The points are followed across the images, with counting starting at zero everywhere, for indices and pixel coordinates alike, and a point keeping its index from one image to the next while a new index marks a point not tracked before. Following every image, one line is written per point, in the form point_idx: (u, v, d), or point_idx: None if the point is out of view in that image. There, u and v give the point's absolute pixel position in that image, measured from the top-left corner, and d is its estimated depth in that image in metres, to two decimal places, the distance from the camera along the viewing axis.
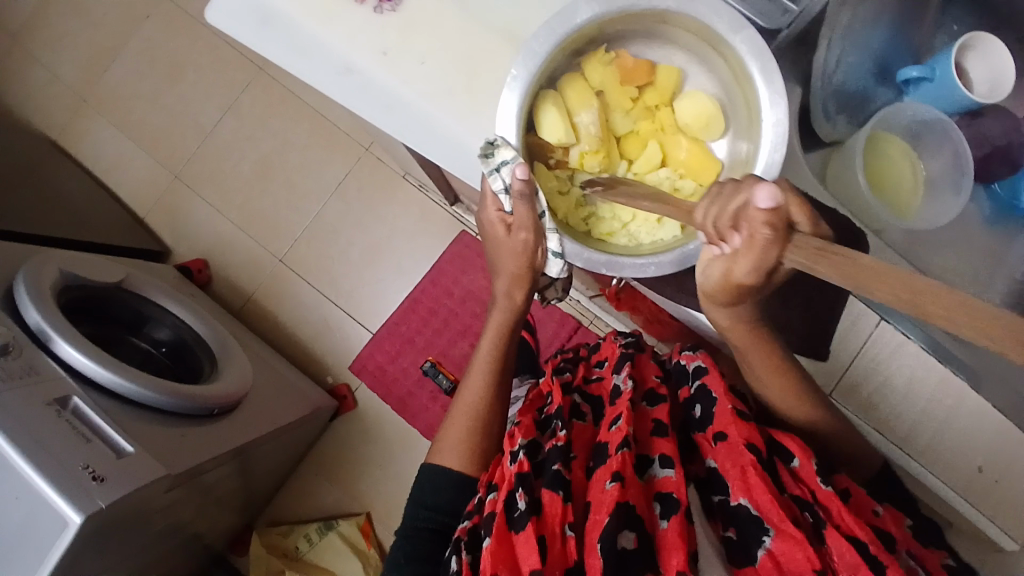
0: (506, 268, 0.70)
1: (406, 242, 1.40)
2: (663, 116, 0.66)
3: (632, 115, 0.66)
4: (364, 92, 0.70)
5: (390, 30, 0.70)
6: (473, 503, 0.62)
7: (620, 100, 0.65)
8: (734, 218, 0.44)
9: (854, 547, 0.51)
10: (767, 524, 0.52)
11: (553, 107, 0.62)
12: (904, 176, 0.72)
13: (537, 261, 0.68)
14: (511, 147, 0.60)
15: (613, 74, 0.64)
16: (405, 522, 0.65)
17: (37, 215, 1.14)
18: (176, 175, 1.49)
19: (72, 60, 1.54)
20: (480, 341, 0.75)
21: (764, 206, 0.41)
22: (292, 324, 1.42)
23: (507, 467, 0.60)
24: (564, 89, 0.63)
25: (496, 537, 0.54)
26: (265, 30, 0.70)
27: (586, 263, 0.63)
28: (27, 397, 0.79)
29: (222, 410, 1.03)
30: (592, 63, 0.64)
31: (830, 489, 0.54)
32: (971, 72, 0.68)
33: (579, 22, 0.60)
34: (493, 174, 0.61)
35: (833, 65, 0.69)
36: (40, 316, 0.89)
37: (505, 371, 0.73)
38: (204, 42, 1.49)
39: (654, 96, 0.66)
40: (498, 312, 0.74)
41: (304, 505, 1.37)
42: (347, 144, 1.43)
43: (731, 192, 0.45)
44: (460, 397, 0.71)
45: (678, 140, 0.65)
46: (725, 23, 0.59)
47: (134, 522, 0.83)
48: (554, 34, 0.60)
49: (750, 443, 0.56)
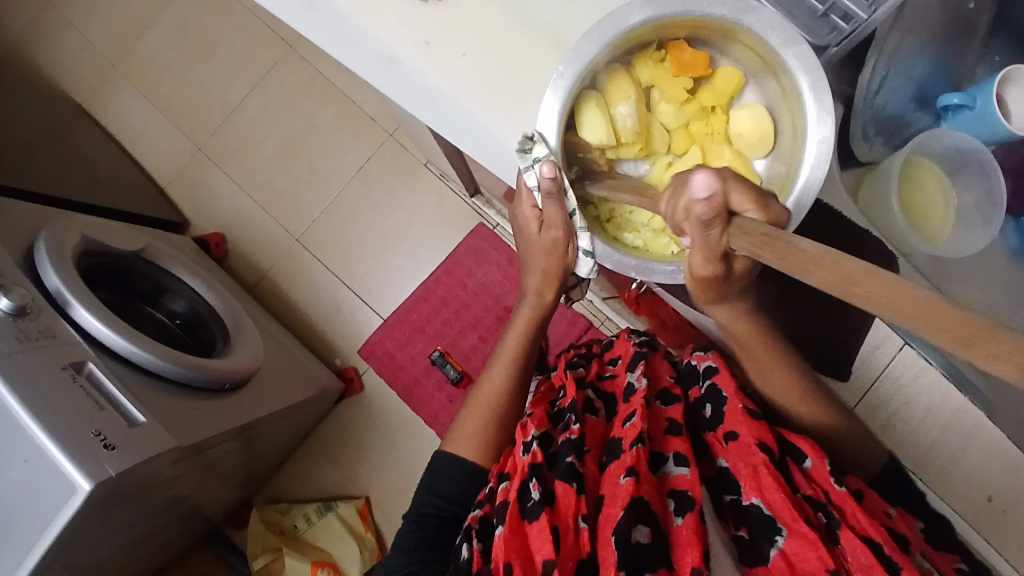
0: (536, 265, 0.70)
1: (423, 230, 1.40)
2: (717, 121, 0.66)
3: (686, 111, 0.65)
4: (401, 83, 0.70)
5: (433, 20, 0.69)
6: (483, 493, 0.62)
7: (674, 91, 0.64)
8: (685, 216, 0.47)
9: (866, 546, 0.50)
10: (779, 524, 0.52)
11: (594, 108, 0.61)
12: (934, 202, 0.72)
13: (568, 260, 0.68)
14: (547, 145, 0.60)
15: (665, 69, 0.64)
16: (417, 509, 0.65)
17: (60, 178, 1.14)
18: (199, 148, 1.49)
19: (103, 25, 1.54)
20: (504, 336, 0.75)
21: (703, 197, 0.44)
22: (304, 304, 1.42)
23: (521, 458, 0.60)
24: (606, 88, 0.63)
25: (510, 525, 0.54)
26: (310, 14, 0.71)
27: (616, 265, 0.63)
28: (43, 361, 0.79)
29: (232, 385, 1.04)
30: (644, 58, 0.64)
31: (843, 490, 0.54)
32: (1011, 104, 0.67)
33: (631, 23, 0.60)
34: (530, 169, 0.62)
35: (876, 86, 0.68)
36: (60, 280, 0.90)
37: (526, 367, 0.73)
38: (234, 16, 1.49)
39: (710, 97, 0.65)
40: (525, 310, 0.74)
41: (304, 484, 1.38)
42: (371, 129, 1.43)
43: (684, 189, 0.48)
44: (480, 390, 0.71)
45: (722, 151, 0.65)
46: (779, 37, 0.58)
47: (141, 491, 0.84)
48: (604, 36, 0.60)
49: (762, 442, 0.56)
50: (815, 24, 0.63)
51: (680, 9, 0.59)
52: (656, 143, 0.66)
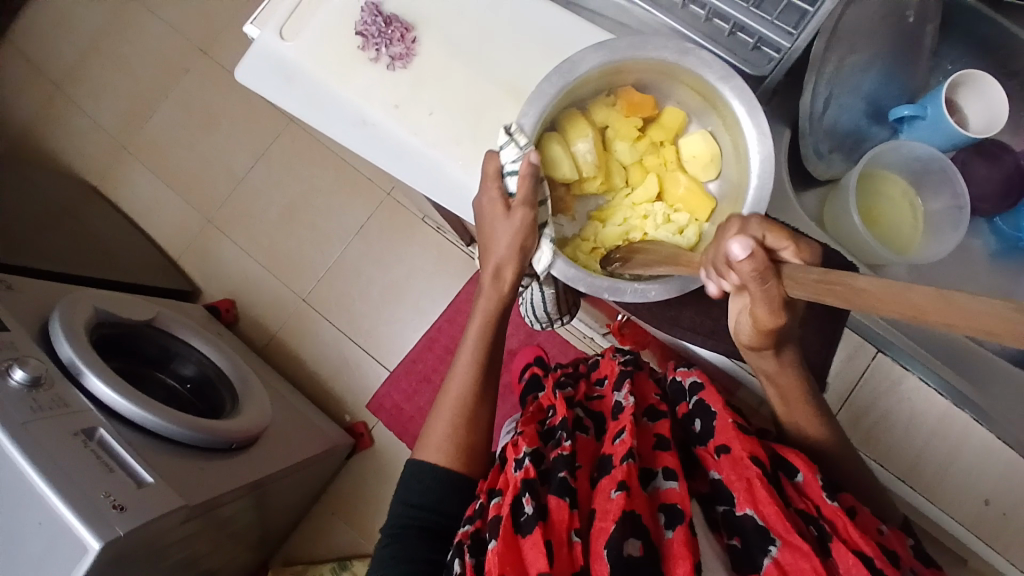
0: (496, 250, 0.62)
1: (424, 281, 1.44)
2: (668, 152, 0.71)
3: (639, 147, 0.71)
4: (375, 141, 0.76)
5: (402, 83, 0.76)
6: (474, 508, 0.60)
7: (626, 130, 0.69)
8: (733, 274, 0.46)
9: (861, 560, 0.50)
10: (773, 535, 0.52)
11: (556, 146, 0.66)
12: (903, 212, 0.75)
13: (530, 243, 0.62)
14: (525, 134, 0.63)
15: (618, 110, 0.69)
16: (393, 523, 0.61)
17: (77, 257, 1.21)
18: (208, 220, 1.56)
19: (115, 114, 1.65)
20: (466, 331, 0.67)
21: (742, 257, 0.43)
22: (313, 362, 1.45)
23: (512, 474, 0.60)
24: (565, 129, 0.68)
25: (503, 539, 0.53)
26: (289, 86, 0.78)
27: (590, 288, 0.64)
28: (55, 428, 0.83)
29: (241, 444, 1.06)
30: (597, 104, 0.69)
31: (835, 505, 0.53)
32: (965, 109, 0.71)
33: (581, 71, 0.65)
34: (507, 144, 0.63)
35: (822, 106, 0.70)
36: (73, 350, 0.94)
37: (490, 371, 0.67)
38: (236, 95, 1.58)
39: (660, 133, 0.70)
40: (487, 300, 0.65)
41: (320, 543, 1.38)
42: (369, 189, 1.49)
43: (721, 247, 0.47)
44: (446, 390, 0.66)
45: (678, 176, 0.70)
46: (716, 73, 0.63)
47: (150, 553, 0.85)
48: (563, 78, 0.64)
49: (754, 456, 0.57)
50: (751, 56, 0.69)
51: (628, 52, 0.64)
52: (615, 178, 0.71)
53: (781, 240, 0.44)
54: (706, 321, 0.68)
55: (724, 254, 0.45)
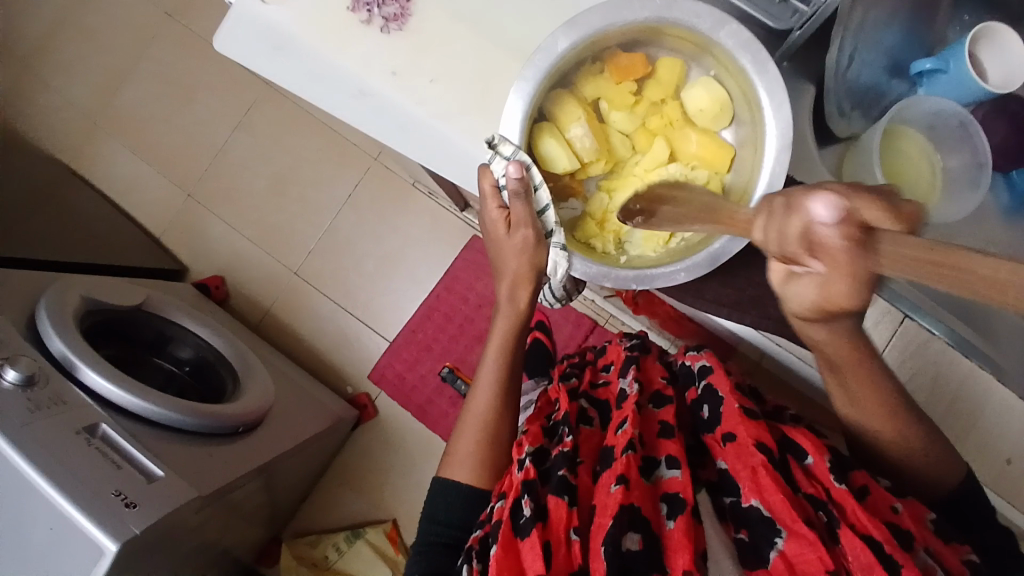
0: (508, 270, 0.65)
1: (420, 249, 1.40)
2: (671, 110, 0.67)
3: (638, 112, 0.67)
4: (377, 114, 0.71)
5: (400, 50, 0.71)
6: (487, 512, 0.61)
7: (620, 97, 0.66)
8: (808, 242, 0.39)
9: (867, 545, 0.49)
10: (779, 525, 0.51)
11: (551, 137, 0.63)
12: (921, 170, 0.70)
13: (540, 260, 0.64)
14: (511, 143, 0.61)
15: (608, 79, 0.65)
16: (420, 538, 0.63)
17: (58, 243, 1.16)
18: (190, 194, 1.50)
19: (82, 85, 1.56)
20: (484, 352, 0.69)
21: (829, 221, 0.37)
22: (311, 336, 1.43)
23: (514, 475, 0.59)
24: (555, 113, 0.64)
25: (502, 544, 0.53)
26: (278, 57, 0.72)
27: (615, 283, 0.63)
28: (57, 427, 0.81)
29: (247, 427, 1.04)
30: (585, 76, 0.65)
31: (843, 487, 0.53)
32: (985, 65, 0.67)
33: (560, 51, 0.61)
34: (495, 160, 0.62)
35: (846, 61, 0.68)
36: (65, 344, 0.91)
37: (512, 378, 0.68)
38: (210, 60, 1.49)
39: (657, 92, 0.66)
40: (503, 319, 0.68)
41: (330, 514, 1.39)
42: (357, 156, 1.43)
43: (791, 213, 0.40)
44: (470, 409, 0.67)
45: (687, 134, 0.66)
46: (707, 22, 0.59)
47: (168, 544, 0.84)
48: (542, 65, 0.61)
49: (760, 442, 0.56)
50: (776, 9, 0.65)
51: (604, 24, 0.61)
52: (619, 151, 0.68)
53: (876, 209, 0.38)
54: (732, 290, 0.66)
55: (800, 218, 0.39)
